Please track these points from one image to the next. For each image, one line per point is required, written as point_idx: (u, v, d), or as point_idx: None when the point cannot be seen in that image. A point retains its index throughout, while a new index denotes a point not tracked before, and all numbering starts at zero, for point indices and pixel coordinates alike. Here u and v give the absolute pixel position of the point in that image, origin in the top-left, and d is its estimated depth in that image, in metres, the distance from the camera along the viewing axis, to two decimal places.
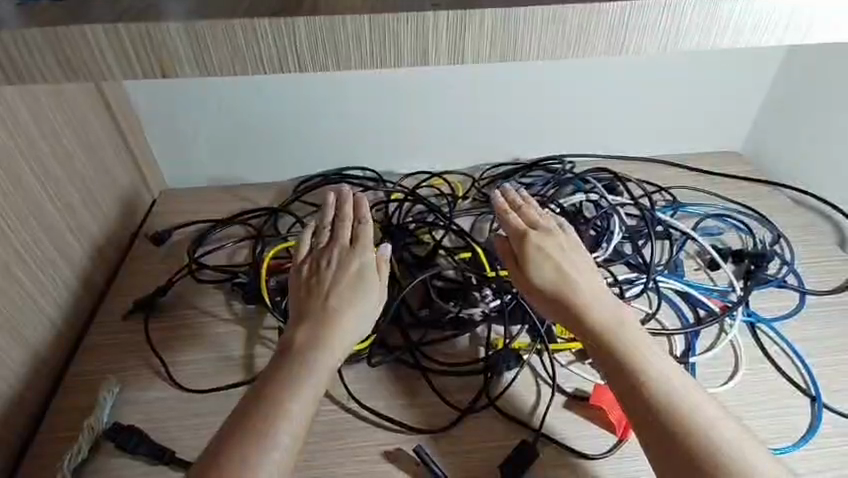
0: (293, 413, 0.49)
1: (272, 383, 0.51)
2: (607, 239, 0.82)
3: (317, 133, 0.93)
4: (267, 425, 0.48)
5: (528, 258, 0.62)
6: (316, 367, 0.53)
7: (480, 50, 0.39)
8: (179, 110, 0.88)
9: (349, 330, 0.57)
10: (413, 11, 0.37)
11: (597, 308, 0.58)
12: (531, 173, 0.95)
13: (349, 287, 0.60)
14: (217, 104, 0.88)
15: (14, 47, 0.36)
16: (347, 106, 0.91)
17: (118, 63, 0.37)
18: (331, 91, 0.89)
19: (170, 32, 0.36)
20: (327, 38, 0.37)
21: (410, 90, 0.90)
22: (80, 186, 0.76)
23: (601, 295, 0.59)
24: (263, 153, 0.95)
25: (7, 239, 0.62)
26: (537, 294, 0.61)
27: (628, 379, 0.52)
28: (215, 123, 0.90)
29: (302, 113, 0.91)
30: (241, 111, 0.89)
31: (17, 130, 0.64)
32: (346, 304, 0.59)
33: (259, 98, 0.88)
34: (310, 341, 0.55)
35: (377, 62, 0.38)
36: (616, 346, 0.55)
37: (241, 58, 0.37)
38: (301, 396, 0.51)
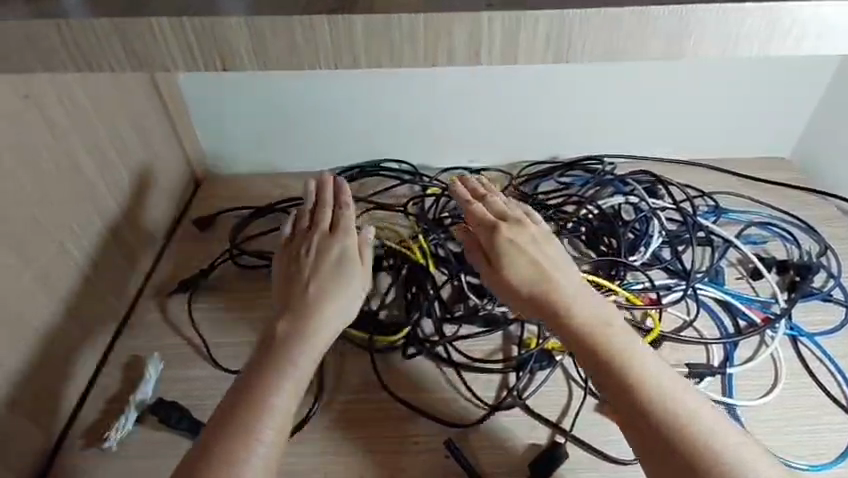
0: (280, 402, 0.51)
1: (259, 373, 0.52)
2: (647, 243, 0.82)
3: (357, 127, 0.94)
4: (252, 415, 0.49)
5: (501, 253, 0.61)
6: (299, 356, 0.54)
7: (533, 51, 0.39)
8: (226, 101, 0.90)
9: (330, 317, 0.58)
10: (469, 10, 0.37)
11: (578, 304, 0.56)
12: (569, 172, 0.94)
13: (334, 276, 0.61)
14: (263, 96, 0.90)
15: (85, 37, 0.38)
16: (389, 103, 0.92)
17: (182, 56, 0.38)
18: (373, 87, 0.90)
19: (232, 27, 0.37)
20: (382, 34, 0.37)
21: (451, 88, 0.90)
22: (132, 170, 0.79)
23: (581, 291, 0.58)
24: (303, 145, 0.96)
25: (64, 216, 0.65)
26: (513, 291, 0.60)
27: (619, 383, 0.51)
28: (260, 115, 0.92)
29: (343, 108, 0.92)
30: (285, 104, 0.91)
31: (76, 113, 0.66)
32: (330, 294, 0.60)
33: (304, 92, 0.90)
34: (293, 331, 0.56)
35: (430, 60, 0.39)
36: (600, 344, 0.53)
37: (297, 51, 0.38)
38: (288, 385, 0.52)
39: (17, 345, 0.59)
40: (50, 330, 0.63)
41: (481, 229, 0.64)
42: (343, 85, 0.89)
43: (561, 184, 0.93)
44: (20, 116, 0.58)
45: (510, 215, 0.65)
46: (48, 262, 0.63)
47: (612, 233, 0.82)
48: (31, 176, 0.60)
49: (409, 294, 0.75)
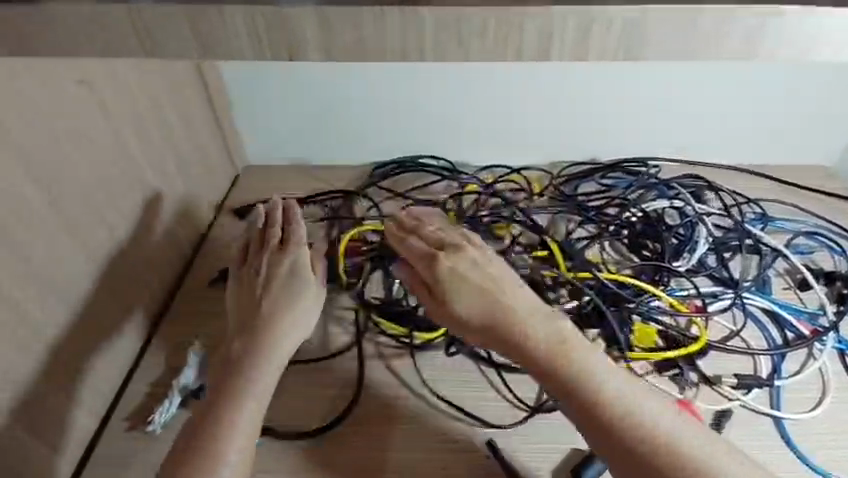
0: (244, 420, 0.54)
1: (220, 395, 0.55)
2: (692, 248, 0.80)
3: (392, 121, 0.93)
4: (218, 437, 0.52)
5: (445, 286, 0.58)
6: (259, 373, 0.57)
7: (604, 50, 0.38)
8: (264, 91, 0.90)
9: (287, 331, 0.60)
10: (543, 5, 0.36)
11: (531, 328, 0.54)
12: (611, 174, 0.91)
13: (289, 291, 0.62)
14: (301, 86, 0.89)
15: (152, 21, 0.37)
16: (425, 97, 0.90)
17: (251, 43, 0.38)
18: (410, 81, 0.88)
19: (303, 17, 0.36)
20: (454, 29, 0.37)
21: (489, 85, 0.88)
22: (177, 159, 0.79)
23: (528, 307, 0.56)
24: (337, 137, 0.95)
25: (114, 202, 0.66)
26: (463, 325, 0.57)
27: (580, 404, 0.51)
28: (300, 108, 0.92)
29: (378, 101, 0.91)
30: (322, 96, 0.90)
31: (127, 101, 0.67)
32: (285, 309, 0.61)
33: (341, 83, 0.89)
34: (252, 350, 0.58)
35: (499, 56, 0.38)
36: (556, 370, 0.52)
37: (365, 42, 0.37)
38: (250, 403, 0.55)
39: (69, 327, 0.60)
40: (98, 313, 0.64)
41: (426, 256, 0.60)
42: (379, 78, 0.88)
43: (604, 185, 0.91)
44: (77, 102, 0.59)
45: (447, 240, 0.61)
46: (98, 246, 0.63)
47: (656, 237, 0.81)
48: (86, 161, 0.61)
49: None
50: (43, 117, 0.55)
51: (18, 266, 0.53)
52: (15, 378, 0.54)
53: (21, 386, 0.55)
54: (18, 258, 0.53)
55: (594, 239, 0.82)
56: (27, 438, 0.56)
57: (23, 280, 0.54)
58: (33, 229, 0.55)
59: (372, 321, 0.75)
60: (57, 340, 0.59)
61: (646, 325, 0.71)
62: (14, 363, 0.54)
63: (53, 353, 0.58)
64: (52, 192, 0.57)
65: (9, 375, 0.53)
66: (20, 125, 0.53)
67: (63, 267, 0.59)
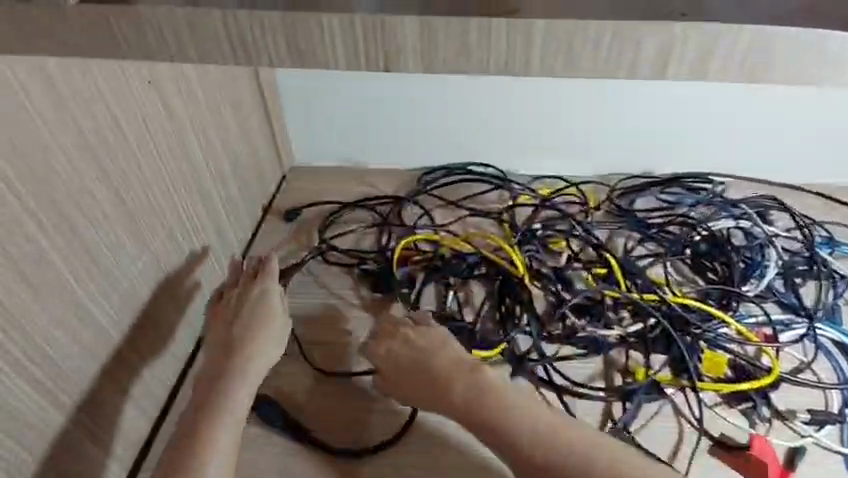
0: (222, 434, 0.54)
1: (199, 412, 0.55)
2: (762, 272, 0.76)
3: (443, 128, 0.88)
4: (198, 453, 0.52)
5: (393, 365, 0.60)
6: (233, 387, 0.57)
7: (726, 69, 0.35)
8: (314, 96, 0.87)
9: (260, 350, 0.60)
10: (662, 20, 0.33)
11: (463, 387, 0.55)
12: (671, 189, 0.86)
13: (261, 311, 0.62)
14: (350, 91, 0.86)
15: (249, 29, 0.36)
16: (479, 105, 0.85)
17: (344, 50, 0.36)
18: (463, 89, 0.84)
19: (404, 25, 0.35)
20: (565, 42, 0.34)
21: (548, 95, 0.83)
22: (232, 160, 0.78)
23: (464, 359, 0.57)
24: (385, 143, 0.91)
25: (174, 206, 0.65)
26: (413, 397, 0.59)
27: (512, 447, 0.52)
28: (350, 114, 0.88)
29: (430, 108, 0.86)
30: (372, 102, 0.86)
31: (189, 103, 0.66)
32: (258, 328, 0.61)
33: (392, 89, 0.85)
34: (226, 367, 0.58)
35: (610, 70, 0.35)
36: (493, 423, 0.53)
37: (466, 54, 0.35)
38: (228, 418, 0.55)
39: (128, 329, 0.59)
40: (155, 316, 0.63)
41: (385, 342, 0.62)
42: (431, 84, 0.84)
43: (665, 201, 0.85)
44: (143, 101, 0.58)
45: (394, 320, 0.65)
46: (159, 248, 0.63)
47: (725, 259, 0.77)
48: (148, 161, 0.60)
49: (502, 307, 0.72)
50: (114, 119, 0.54)
51: (86, 268, 0.52)
52: (79, 381, 0.54)
53: (84, 389, 0.54)
54: (86, 260, 0.52)
55: (656, 258, 0.78)
56: (87, 440, 0.56)
57: (90, 282, 0.53)
58: (100, 231, 0.54)
59: None
60: (118, 343, 0.58)
61: (716, 353, 0.67)
62: (78, 366, 0.53)
63: (113, 356, 0.57)
64: (119, 194, 0.56)
65: (73, 378, 0.53)
66: (93, 126, 0.52)
67: (127, 269, 0.58)
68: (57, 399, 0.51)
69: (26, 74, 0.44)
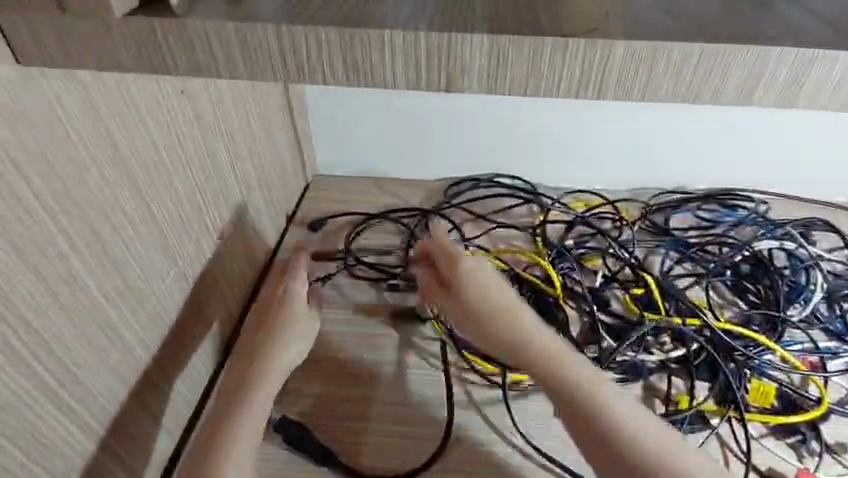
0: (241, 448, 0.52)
1: (216, 425, 0.53)
2: (806, 298, 0.72)
3: (473, 142, 0.86)
4: (213, 466, 0.50)
5: (464, 282, 0.54)
6: (250, 399, 0.54)
7: (818, 94, 0.32)
8: (340, 110, 0.84)
9: (278, 354, 0.58)
10: (751, 44, 0.31)
11: (547, 338, 0.52)
12: (708, 206, 0.84)
13: (282, 319, 0.60)
14: (378, 107, 0.83)
15: (304, 44, 0.34)
16: (511, 122, 0.83)
17: (405, 67, 0.34)
18: (494, 107, 0.81)
19: (472, 43, 0.32)
20: (645, 63, 0.32)
21: (583, 114, 0.80)
22: (259, 170, 0.75)
23: (539, 327, 0.53)
24: (413, 156, 0.89)
25: (201, 217, 0.62)
26: (477, 328, 0.53)
27: (581, 410, 0.48)
28: (377, 126, 0.86)
29: (460, 123, 0.84)
30: (400, 117, 0.84)
31: (220, 111, 0.64)
32: (276, 337, 0.59)
33: (421, 104, 0.82)
34: (243, 379, 0.56)
35: (691, 95, 0.33)
36: (568, 382, 0.49)
37: (536, 73, 0.33)
38: (246, 432, 0.52)
39: (155, 347, 0.57)
40: (181, 332, 0.61)
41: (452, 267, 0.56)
42: (461, 101, 0.82)
43: (702, 217, 0.83)
44: (174, 111, 0.56)
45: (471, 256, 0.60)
46: (186, 261, 0.60)
47: (768, 283, 0.74)
48: (178, 173, 0.58)
49: None
50: (146, 126, 0.52)
51: (115, 285, 0.50)
52: (102, 399, 0.51)
53: (107, 408, 0.51)
54: (115, 276, 0.50)
55: (694, 278, 0.75)
56: (110, 461, 0.53)
57: (119, 299, 0.51)
58: (130, 245, 0.52)
59: (458, 356, 0.69)
60: (145, 361, 0.56)
61: (762, 382, 0.65)
62: (102, 384, 0.50)
63: (137, 372, 0.55)
64: (147, 204, 0.53)
65: (101, 400, 0.51)
66: (126, 137, 0.50)
67: (155, 284, 0.56)
68: (81, 419, 0.49)
69: (62, 86, 0.42)
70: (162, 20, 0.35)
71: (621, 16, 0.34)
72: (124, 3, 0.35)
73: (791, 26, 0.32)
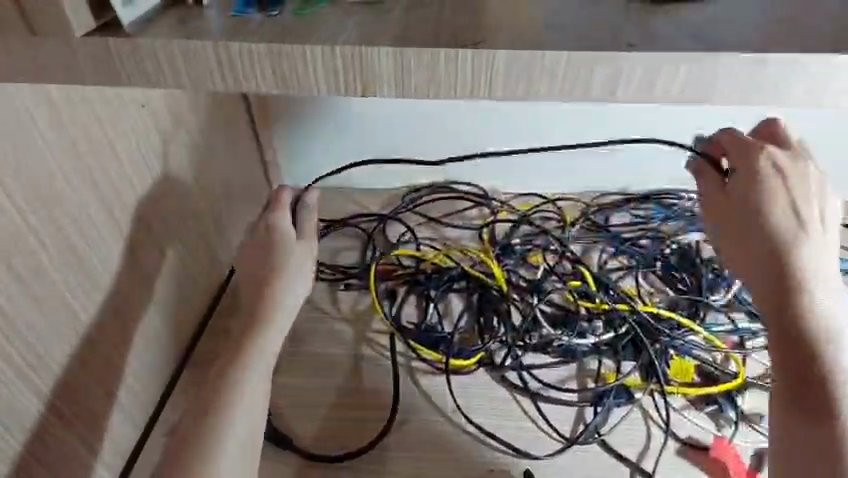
0: (237, 442, 0.50)
1: (202, 418, 0.50)
2: (728, 283, 0.78)
3: (424, 148, 0.92)
4: (211, 426, 0.49)
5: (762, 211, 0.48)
6: (241, 392, 0.51)
7: (669, 90, 0.39)
8: (298, 122, 0.90)
9: (276, 313, 0.55)
10: (609, 51, 0.38)
11: (822, 270, 0.49)
12: (643, 204, 0.90)
13: (273, 300, 0.56)
14: (332, 118, 0.89)
15: (236, 58, 0.40)
16: (455, 129, 0.89)
17: (325, 76, 0.40)
18: (437, 114, 0.88)
19: (379, 55, 0.39)
20: (524, 68, 0.38)
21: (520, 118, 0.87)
22: (221, 178, 0.80)
23: (827, 262, 0.49)
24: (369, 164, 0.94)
25: (162, 219, 0.67)
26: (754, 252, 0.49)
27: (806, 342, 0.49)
28: (335, 136, 0.91)
29: (409, 131, 0.90)
30: (353, 126, 0.90)
31: (179, 122, 0.69)
32: (264, 326, 0.54)
33: (371, 113, 0.88)
34: (228, 371, 0.52)
35: (565, 92, 0.39)
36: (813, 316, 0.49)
37: (435, 81, 0.39)
38: (237, 426, 0.50)
39: (118, 340, 0.61)
40: (141, 328, 0.65)
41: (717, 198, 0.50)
42: (406, 109, 0.88)
43: (637, 216, 0.89)
44: (136, 122, 0.61)
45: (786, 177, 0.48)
46: (148, 260, 0.65)
47: (693, 271, 0.80)
48: (140, 179, 0.63)
49: (480, 318, 0.75)
50: (109, 136, 0.57)
51: (80, 281, 0.55)
52: (70, 387, 0.55)
53: (74, 395, 0.56)
54: (81, 273, 0.55)
55: (625, 270, 0.81)
56: (78, 446, 0.57)
57: (82, 293, 0.56)
58: (94, 244, 0.56)
59: (405, 346, 0.74)
60: (109, 353, 0.60)
61: (684, 359, 0.70)
62: (69, 373, 0.55)
63: (101, 363, 0.59)
64: (110, 206, 0.58)
65: (69, 386, 0.55)
66: (89, 146, 0.54)
67: (118, 280, 0.60)
68: (49, 403, 0.53)
69: (31, 99, 0.48)
70: (115, 40, 0.41)
71: (507, 31, 0.40)
72: (83, 26, 0.40)
73: (644, 38, 0.39)
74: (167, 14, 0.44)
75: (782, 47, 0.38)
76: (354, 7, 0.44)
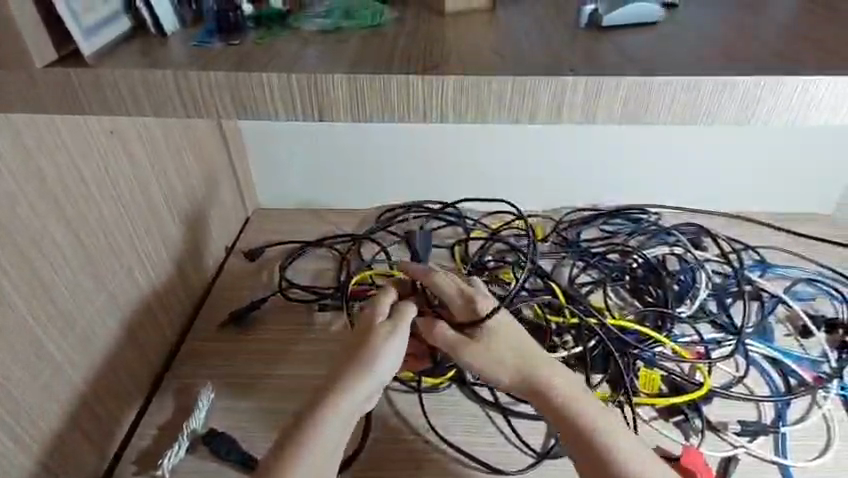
0: (314, 462, 0.50)
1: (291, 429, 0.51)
2: (693, 294, 0.79)
3: (396, 168, 0.93)
4: (298, 440, 0.50)
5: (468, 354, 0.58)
6: (331, 417, 0.51)
7: (611, 113, 0.41)
8: (274, 147, 0.93)
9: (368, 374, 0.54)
10: (551, 76, 0.40)
11: (547, 378, 0.55)
12: (611, 220, 0.92)
13: (378, 348, 0.54)
14: (305, 141, 0.91)
15: (197, 89, 0.41)
16: (425, 148, 0.91)
17: (283, 102, 0.41)
18: (407, 135, 0.90)
19: (333, 81, 0.40)
20: (471, 92, 0.40)
21: (488, 137, 0.90)
22: (195, 203, 0.81)
23: (544, 370, 0.55)
24: (343, 183, 0.95)
25: (132, 244, 0.68)
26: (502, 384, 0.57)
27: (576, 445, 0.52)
28: (306, 160, 0.93)
29: (380, 151, 0.92)
30: (326, 148, 0.92)
31: (150, 148, 0.70)
32: (363, 372, 0.53)
33: (342, 135, 0.90)
34: (328, 393, 0.53)
35: (513, 114, 0.41)
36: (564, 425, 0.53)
37: (388, 106, 0.41)
38: (319, 445, 0.50)
39: (87, 365, 0.61)
40: (109, 354, 0.65)
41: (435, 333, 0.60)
42: (378, 132, 0.90)
43: (605, 230, 0.91)
44: (105, 150, 0.62)
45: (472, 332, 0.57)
46: (118, 286, 0.65)
47: (658, 282, 0.80)
48: (109, 206, 0.63)
49: None
50: (75, 162, 0.57)
51: (45, 308, 0.55)
52: (31, 414, 0.55)
53: (38, 423, 0.55)
54: (46, 300, 0.55)
55: (596, 284, 0.82)
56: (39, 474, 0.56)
57: (51, 323, 0.56)
58: (61, 270, 0.57)
59: None
60: (76, 380, 0.60)
61: (650, 370, 0.71)
62: (30, 400, 0.54)
63: (68, 390, 0.59)
64: (76, 231, 0.58)
65: (31, 414, 0.54)
66: (58, 175, 0.55)
67: (84, 307, 0.60)
68: (11, 432, 0.52)
69: None
70: (77, 71, 0.42)
71: (457, 58, 0.42)
72: (44, 56, 0.42)
73: (586, 62, 0.42)
74: (130, 43, 0.45)
75: (712, 70, 0.40)
76: (313, 37, 0.46)
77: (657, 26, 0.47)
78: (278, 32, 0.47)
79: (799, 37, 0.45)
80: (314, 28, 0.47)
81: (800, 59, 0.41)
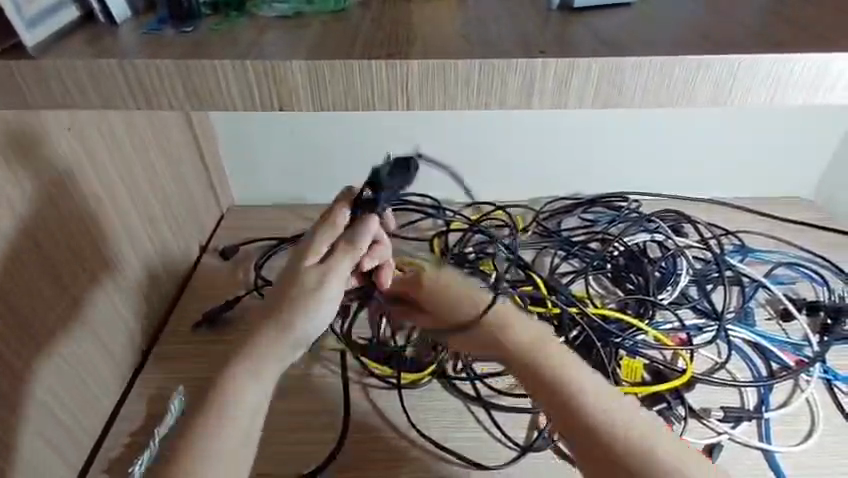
0: (234, 442, 0.44)
1: (195, 414, 0.44)
2: (674, 281, 0.78)
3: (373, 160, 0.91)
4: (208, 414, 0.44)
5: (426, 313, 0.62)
6: (244, 391, 0.45)
7: (583, 97, 0.39)
8: (246, 141, 0.90)
9: (289, 327, 0.47)
10: (520, 59, 0.38)
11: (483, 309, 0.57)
12: (592, 208, 0.91)
13: (301, 302, 0.48)
14: (279, 135, 0.89)
15: (146, 78, 0.39)
16: (402, 138, 0.89)
17: (239, 91, 0.39)
18: (382, 126, 0.88)
19: (291, 67, 0.38)
20: (438, 77, 0.38)
21: (465, 127, 0.88)
22: (162, 200, 0.78)
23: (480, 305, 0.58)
24: (320, 177, 0.93)
25: (95, 246, 0.65)
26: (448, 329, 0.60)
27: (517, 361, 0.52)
28: (280, 154, 0.91)
29: (355, 143, 0.89)
30: (299, 141, 0.89)
31: (111, 143, 0.67)
32: (281, 326, 0.47)
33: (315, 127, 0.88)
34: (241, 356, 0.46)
35: (483, 100, 0.39)
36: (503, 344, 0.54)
37: (352, 94, 0.39)
38: (235, 415, 0.44)
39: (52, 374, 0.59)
40: (74, 362, 0.62)
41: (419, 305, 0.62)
42: (352, 123, 0.88)
43: (586, 219, 0.90)
44: (62, 149, 0.59)
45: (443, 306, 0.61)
46: (81, 291, 0.63)
47: (639, 270, 0.79)
48: (67, 206, 0.60)
49: None
50: (29, 163, 0.55)
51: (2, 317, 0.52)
52: None
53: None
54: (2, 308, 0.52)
55: (577, 274, 0.81)
56: None
57: (8, 334, 0.53)
58: (18, 277, 0.54)
59: (358, 363, 0.73)
60: (40, 390, 0.57)
61: (632, 359, 0.70)
62: None
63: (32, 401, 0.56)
64: (32, 235, 0.56)
65: None
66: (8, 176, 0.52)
67: (46, 314, 0.58)
68: None
69: None
70: (19, 65, 0.39)
71: (423, 42, 0.40)
72: None
73: (557, 44, 0.40)
74: (76, 34, 0.42)
75: (687, 50, 0.39)
76: (272, 23, 0.44)
77: (632, 7, 0.46)
78: (236, 19, 0.45)
79: (774, 16, 0.44)
80: (273, 14, 0.45)
81: (776, 39, 0.40)
